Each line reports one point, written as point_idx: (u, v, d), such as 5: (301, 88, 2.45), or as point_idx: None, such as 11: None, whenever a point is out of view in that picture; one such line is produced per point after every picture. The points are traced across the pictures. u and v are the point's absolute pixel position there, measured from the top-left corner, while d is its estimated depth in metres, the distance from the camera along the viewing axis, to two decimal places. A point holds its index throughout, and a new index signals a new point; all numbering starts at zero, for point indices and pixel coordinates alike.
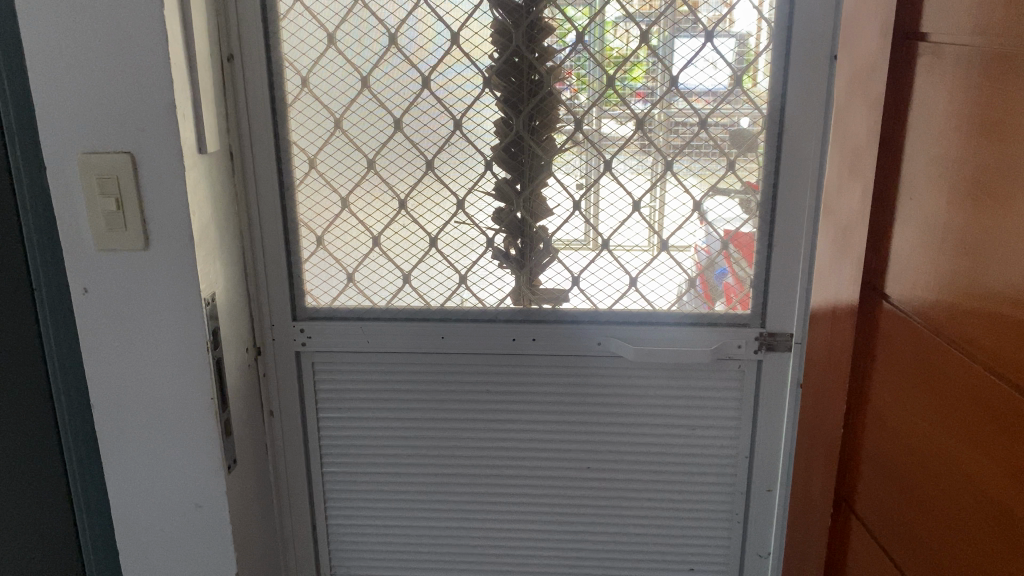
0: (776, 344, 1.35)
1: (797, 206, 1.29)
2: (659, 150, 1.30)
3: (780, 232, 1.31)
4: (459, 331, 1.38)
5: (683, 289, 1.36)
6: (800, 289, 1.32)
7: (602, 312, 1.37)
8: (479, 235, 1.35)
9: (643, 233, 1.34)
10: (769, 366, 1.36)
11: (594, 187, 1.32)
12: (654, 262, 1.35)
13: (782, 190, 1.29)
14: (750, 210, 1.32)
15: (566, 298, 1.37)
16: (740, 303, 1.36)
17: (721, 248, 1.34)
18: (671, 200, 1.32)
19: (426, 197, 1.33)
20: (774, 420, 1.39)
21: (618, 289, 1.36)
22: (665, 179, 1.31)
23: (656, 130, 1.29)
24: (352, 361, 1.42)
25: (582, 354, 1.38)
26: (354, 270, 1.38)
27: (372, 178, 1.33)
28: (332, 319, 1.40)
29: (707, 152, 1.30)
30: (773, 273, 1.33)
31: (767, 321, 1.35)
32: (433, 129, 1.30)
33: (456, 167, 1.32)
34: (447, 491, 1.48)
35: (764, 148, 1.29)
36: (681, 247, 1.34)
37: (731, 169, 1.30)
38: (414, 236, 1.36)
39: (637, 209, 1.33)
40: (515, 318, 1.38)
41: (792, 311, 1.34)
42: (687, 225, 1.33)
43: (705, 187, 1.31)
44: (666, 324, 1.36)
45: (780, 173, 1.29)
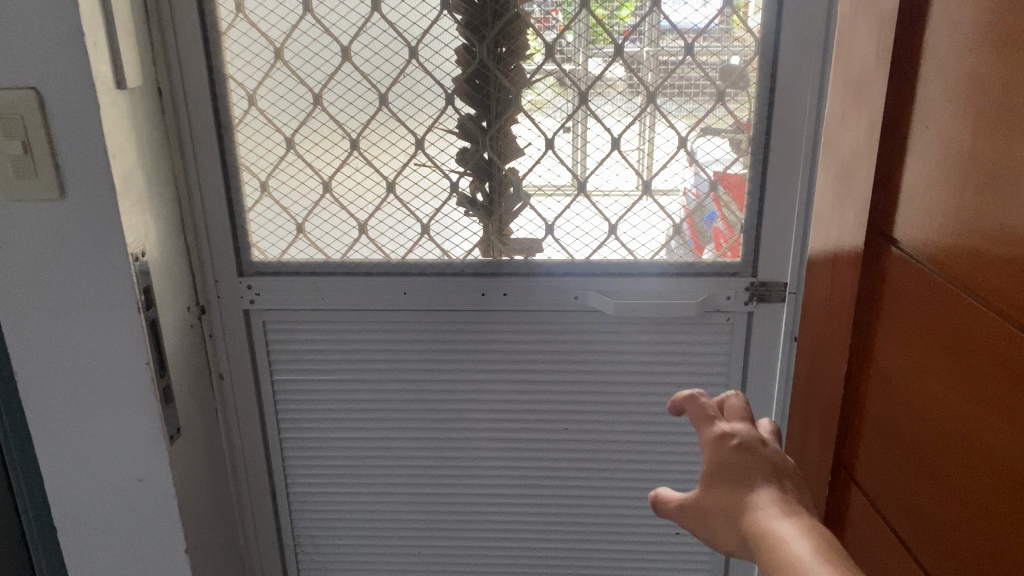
0: (769, 296, 1.23)
1: (795, 142, 1.16)
2: (641, 82, 1.16)
3: (776, 170, 1.18)
4: (422, 286, 1.26)
5: (667, 238, 1.23)
6: (797, 235, 1.20)
7: (580, 264, 1.25)
8: (441, 179, 1.22)
9: (623, 175, 1.21)
10: (761, 319, 1.25)
11: (577, 128, 1.18)
12: (636, 208, 1.22)
13: (778, 123, 1.16)
14: (744, 146, 1.19)
15: (539, 249, 1.25)
16: (731, 251, 1.23)
17: (709, 190, 1.21)
18: (654, 138, 1.19)
19: (380, 137, 1.20)
20: (765, 378, 1.29)
21: (597, 239, 1.24)
22: (647, 114, 1.18)
23: (636, 59, 1.15)
24: (307, 320, 1.30)
25: (558, 309, 1.26)
26: (304, 219, 1.24)
27: (320, 115, 1.19)
28: (283, 275, 1.27)
29: (696, 83, 1.16)
30: (766, 217, 1.20)
31: (761, 270, 1.22)
32: (385, 58, 1.16)
33: (413, 101, 1.18)
34: (414, 457, 1.38)
35: (760, 76, 1.15)
36: (665, 191, 1.21)
37: (721, 101, 1.17)
38: (369, 181, 1.22)
39: (616, 150, 1.19)
40: (483, 272, 1.26)
41: (788, 259, 1.22)
42: (672, 166, 1.20)
43: (693, 121, 1.18)
44: (650, 276, 1.24)
45: (777, 104, 1.15)
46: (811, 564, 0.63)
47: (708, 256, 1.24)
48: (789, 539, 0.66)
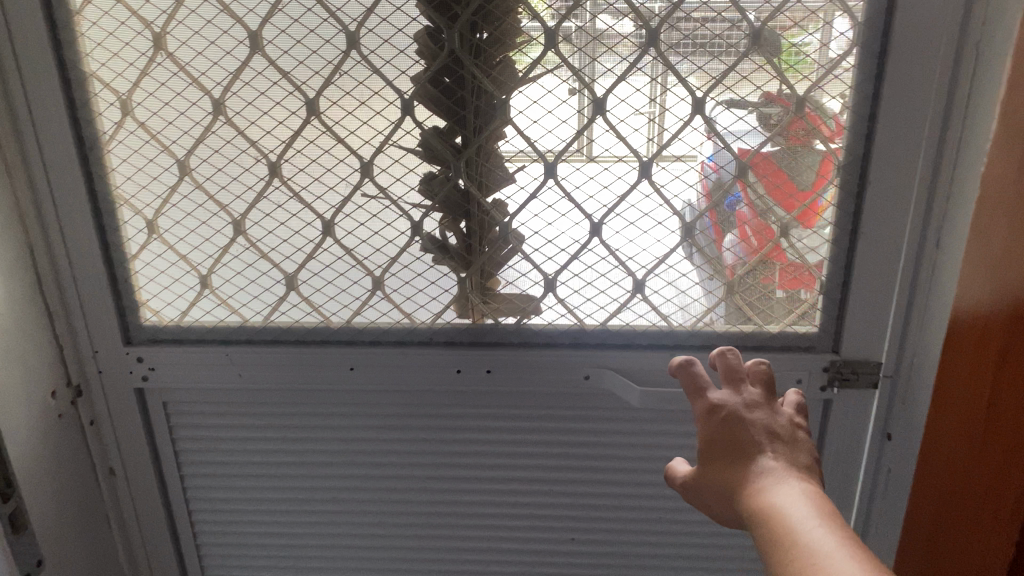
0: (857, 382, 0.89)
1: (906, 170, 0.81)
2: (682, 84, 0.79)
3: (875, 210, 0.82)
4: (376, 361, 0.92)
5: (716, 301, 0.88)
6: (900, 299, 0.85)
7: (591, 331, 0.91)
8: (398, 218, 0.86)
9: (656, 216, 0.84)
10: (840, 407, 0.91)
11: (581, 141, 0.82)
12: (673, 260, 0.86)
13: (881, 143, 0.80)
14: (829, 176, 0.83)
15: (537, 311, 0.90)
16: (801, 318, 0.89)
17: (779, 237, 0.84)
18: (700, 163, 0.82)
19: (310, 160, 0.84)
20: (843, 480, 0.95)
21: (616, 298, 0.89)
22: (691, 129, 0.81)
23: (676, 50, 0.78)
24: (222, 399, 0.96)
25: (562, 391, 0.92)
26: (210, 270, 0.89)
27: (223, 128, 0.83)
28: (186, 344, 0.93)
29: (764, 86, 0.79)
30: (857, 274, 0.85)
31: (846, 346, 0.88)
32: (312, 49, 0.80)
33: (355, 110, 0.82)
34: (374, 566, 1.06)
35: (857, 76, 0.79)
36: (716, 240, 0.85)
37: (802, 113, 0.80)
38: (296, 220, 0.87)
39: (645, 180, 0.83)
40: (459, 341, 0.92)
41: (886, 331, 0.87)
42: (726, 207, 0.83)
43: (760, 142, 0.81)
44: (688, 347, 0.90)
45: (882, 117, 0.79)
46: (807, 527, 0.52)
47: (773, 325, 0.89)
48: (786, 505, 0.55)
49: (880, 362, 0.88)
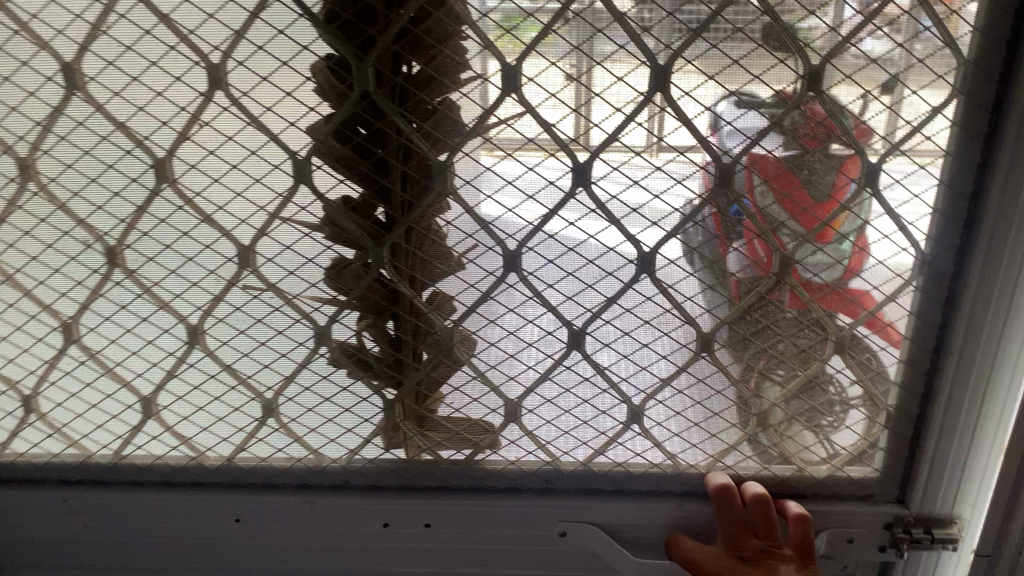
0: (934, 545, 0.65)
1: (1021, 270, 0.56)
2: (703, 147, 0.54)
3: (972, 324, 0.58)
4: (272, 511, 0.67)
5: (739, 434, 0.64)
6: (993, 436, 0.62)
7: (566, 472, 0.66)
8: (293, 323, 0.61)
9: (659, 325, 0.60)
10: (902, 574, 0.68)
11: (555, 224, 0.56)
12: (681, 382, 0.62)
13: (989, 235, 0.55)
14: (909, 275, 0.58)
15: (496, 445, 0.66)
16: (855, 459, 0.65)
17: (831, 353, 0.60)
18: (722, 257, 0.57)
19: (161, 246, 0.58)
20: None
21: (603, 430, 0.64)
22: (712, 213, 0.55)
23: (696, 98, 0.53)
24: (65, 560, 0.71)
25: (530, 551, 0.69)
26: (35, 389, 0.64)
27: (34, 201, 0.57)
28: (11, 487, 0.67)
29: (817, 151, 0.54)
30: (939, 403, 0.61)
31: (915, 497, 0.65)
32: (155, 89, 0.54)
33: (223, 177, 0.56)
34: None
35: (958, 137, 0.53)
36: (743, 355, 0.61)
37: (874, 189, 0.54)
38: (148, 326, 0.61)
39: (647, 276, 0.58)
40: (389, 483, 0.68)
41: (969, 477, 0.64)
42: (760, 313, 0.59)
43: (808, 229, 0.56)
44: (697, 494, 0.66)
45: (993, 198, 0.54)
46: None
47: (815, 465, 0.65)
48: None
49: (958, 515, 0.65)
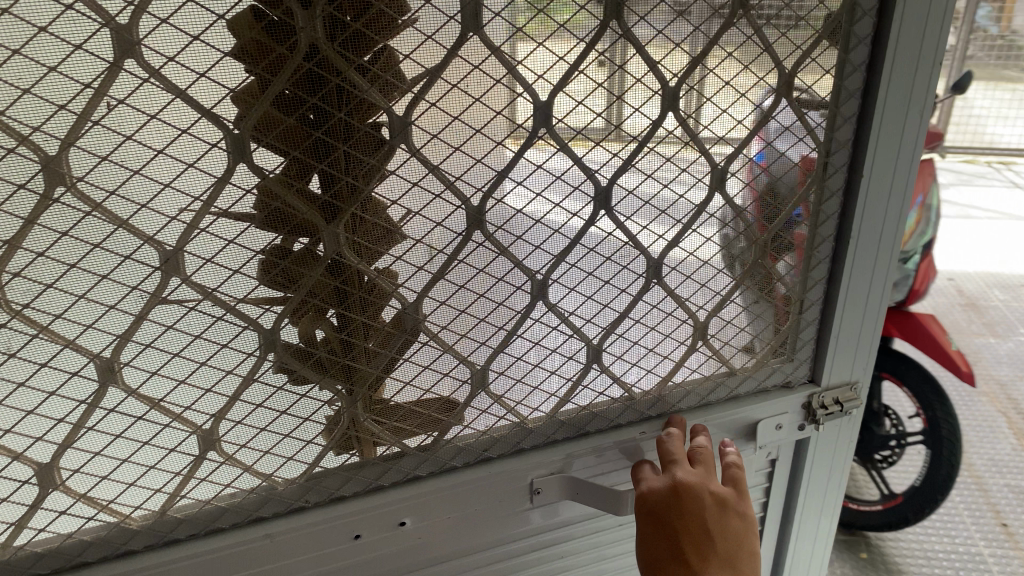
0: (841, 414, 0.75)
1: (899, 155, 0.64)
2: (654, 73, 0.52)
3: (865, 211, 0.66)
4: (226, 563, 0.58)
5: (687, 351, 0.67)
6: (877, 303, 0.72)
7: (533, 430, 0.65)
8: (239, 332, 0.52)
9: (619, 260, 0.59)
10: (813, 444, 0.77)
11: (520, 171, 0.52)
12: (637, 312, 0.63)
13: (879, 129, 0.62)
14: (816, 176, 0.63)
15: (459, 416, 0.62)
16: (778, 350, 0.71)
17: (756, 257, 0.64)
18: (676, 180, 0.57)
19: (64, 266, 0.46)
20: (813, 518, 0.83)
21: (569, 376, 0.64)
22: (663, 138, 0.55)
23: (650, 21, 0.51)
24: None
25: (502, 517, 0.67)
26: None
27: None
28: None
29: (752, 63, 0.55)
30: (841, 283, 0.68)
31: (824, 372, 0.74)
32: (47, 64, 0.40)
33: (147, 167, 0.44)
34: None
35: (854, 42, 0.58)
36: (685, 275, 0.62)
37: (791, 94, 0.58)
38: (50, 374, 0.48)
39: (605, 212, 0.56)
40: (350, 490, 0.61)
41: (861, 343, 0.74)
42: (700, 229, 0.61)
43: (744, 141, 0.58)
44: (650, 418, 0.70)
45: (881, 95, 0.61)
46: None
47: (745, 364, 0.70)
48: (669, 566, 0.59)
49: (852, 380, 0.76)
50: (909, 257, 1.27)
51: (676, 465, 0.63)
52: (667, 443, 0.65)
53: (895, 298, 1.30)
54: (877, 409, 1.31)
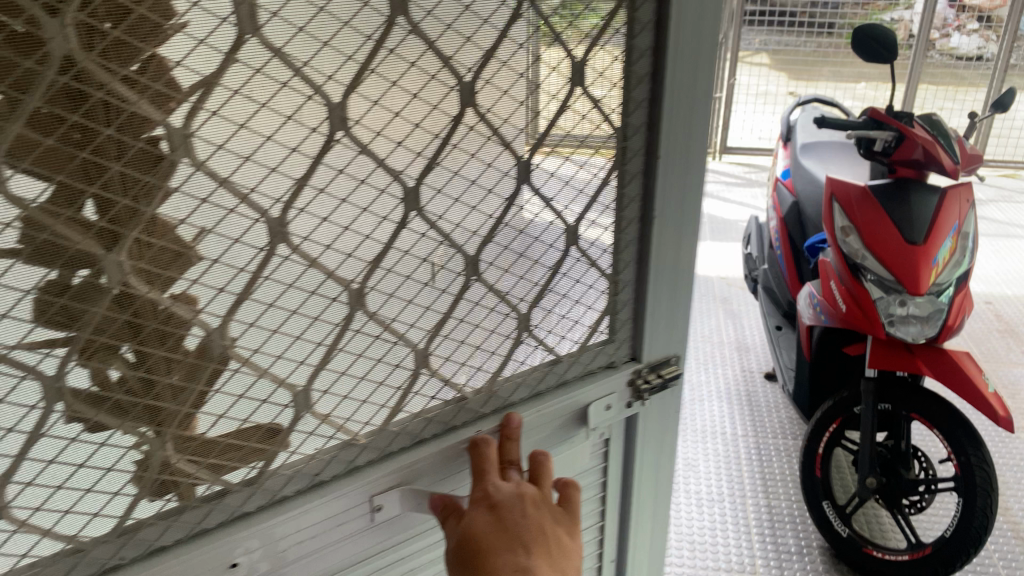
0: (665, 386, 0.77)
1: (691, 134, 0.65)
2: (448, 68, 0.50)
3: (667, 193, 0.66)
4: None
5: (512, 343, 0.65)
6: (686, 276, 0.73)
7: (367, 445, 0.61)
8: (16, 384, 0.43)
9: (437, 261, 0.56)
10: (642, 418, 0.79)
11: (322, 180, 0.47)
12: (460, 311, 0.60)
13: (669, 114, 0.63)
14: (614, 162, 0.63)
15: (286, 442, 0.56)
16: (593, 330, 0.71)
17: (565, 244, 0.64)
18: (482, 175, 0.55)
19: None
20: (650, 493, 0.86)
21: (398, 386, 0.60)
22: (462, 130, 0.52)
23: (435, 15, 0.48)
24: None
25: (343, 536, 0.63)
26: None
27: None
28: None
29: (538, 50, 0.54)
30: (651, 261, 0.70)
31: (645, 350, 0.75)
32: None
33: None
34: None
35: (638, 28, 0.59)
36: (502, 269, 0.61)
37: (577, 81, 0.58)
38: None
39: (416, 213, 0.52)
40: (171, 540, 0.55)
41: (676, 316, 0.76)
42: (513, 223, 0.59)
43: (539, 129, 0.57)
44: (485, 415, 0.67)
45: (668, 75, 0.61)
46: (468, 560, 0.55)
47: (570, 350, 0.70)
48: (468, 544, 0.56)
49: (671, 354, 0.78)
50: (943, 291, 1.19)
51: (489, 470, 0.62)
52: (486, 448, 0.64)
53: (930, 335, 1.18)
54: (907, 450, 1.24)
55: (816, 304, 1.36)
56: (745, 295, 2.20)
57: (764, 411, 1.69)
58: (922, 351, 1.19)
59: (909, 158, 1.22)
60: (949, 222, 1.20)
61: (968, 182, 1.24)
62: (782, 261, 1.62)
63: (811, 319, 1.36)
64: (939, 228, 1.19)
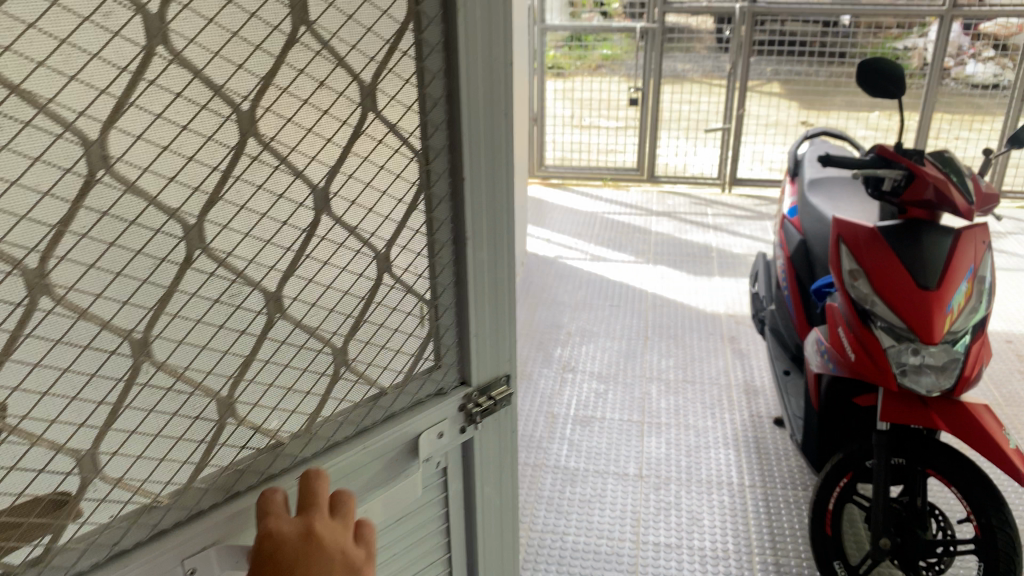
0: (495, 407, 0.79)
1: (492, 154, 0.70)
2: (220, 98, 0.50)
3: (473, 209, 0.70)
4: None
5: (330, 381, 0.65)
6: (506, 283, 0.77)
7: (172, 505, 0.57)
8: None
9: (230, 300, 0.55)
10: (477, 441, 0.79)
11: (80, 223, 0.46)
12: (264, 353, 0.59)
13: (467, 131, 0.67)
14: (420, 183, 0.66)
15: (84, 514, 0.52)
16: (420, 359, 0.72)
17: (378, 273, 0.65)
18: (274, 208, 0.55)
19: None
20: (496, 518, 0.86)
21: (202, 438, 0.57)
22: (244, 162, 0.53)
23: (200, 43, 0.48)
24: None
25: None
26: None
27: None
28: None
29: (326, 78, 0.56)
30: (470, 275, 0.72)
31: (473, 371, 0.76)
32: None
33: None
34: None
35: (426, 50, 0.62)
36: (308, 302, 0.60)
37: (370, 106, 0.60)
38: None
39: (201, 251, 0.52)
40: None
41: (500, 334, 0.78)
42: (316, 255, 0.59)
43: (337, 159, 0.58)
44: (306, 462, 0.64)
45: (464, 94, 0.65)
46: None
47: (393, 380, 0.70)
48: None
49: (498, 373, 0.80)
50: (959, 339, 1.11)
51: (315, 510, 0.56)
52: (313, 489, 0.58)
53: (944, 386, 1.10)
54: (924, 508, 1.15)
55: (824, 350, 1.29)
56: (754, 334, 2.11)
57: (773, 460, 1.60)
58: (938, 404, 1.11)
59: (920, 199, 1.16)
60: (964, 265, 1.13)
61: (984, 221, 1.16)
62: (790, 302, 1.55)
63: (819, 368, 1.29)
64: (954, 274, 1.12)
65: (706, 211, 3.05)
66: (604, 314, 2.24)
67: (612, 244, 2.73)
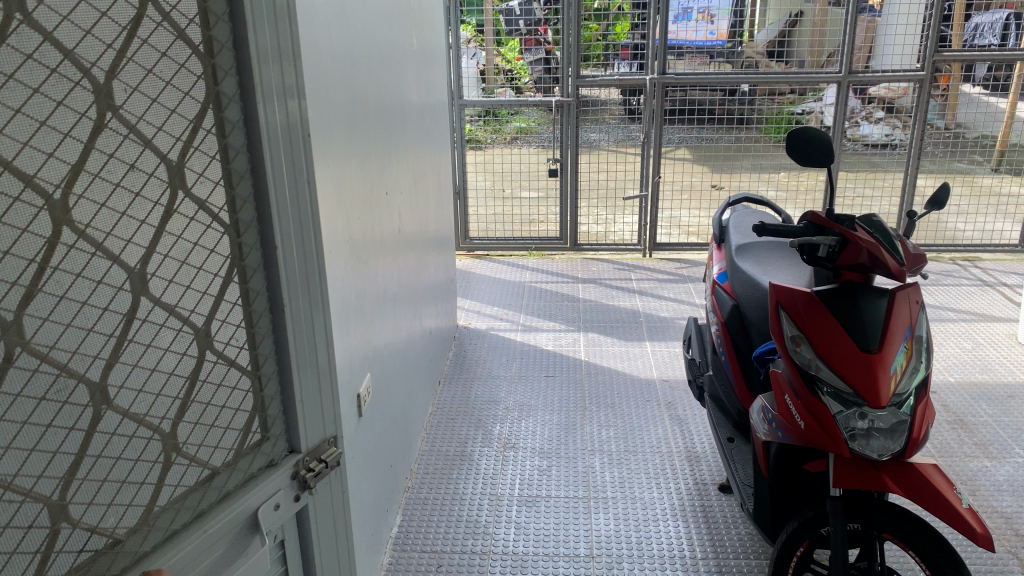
0: (327, 470, 0.86)
1: (302, 245, 0.80)
2: (32, 187, 0.55)
3: (290, 295, 0.79)
4: None
5: (162, 468, 0.69)
6: (324, 337, 0.86)
7: None
8: None
9: (58, 395, 0.59)
10: (312, 505, 0.86)
11: None
12: (96, 447, 0.63)
13: (274, 205, 0.75)
14: (232, 256, 0.74)
15: None
16: (249, 427, 0.79)
17: (199, 349, 0.73)
18: (95, 293, 0.61)
19: None
20: (335, 561, 0.92)
21: (36, 549, 0.59)
22: (63, 253, 0.58)
23: (11, 134, 0.53)
24: None
25: None
26: None
27: None
28: None
29: (135, 161, 0.63)
30: (291, 337, 0.80)
31: (300, 439, 0.83)
32: None
33: None
34: None
35: (232, 151, 0.71)
36: (135, 389, 0.66)
37: (177, 184, 0.67)
38: None
39: (21, 348, 0.56)
40: None
41: (323, 404, 0.86)
42: (138, 338, 0.66)
43: (149, 244, 0.66)
44: (148, 554, 0.67)
45: (267, 172, 0.74)
46: None
47: (225, 460, 0.76)
48: None
49: (325, 437, 0.87)
50: (903, 402, 1.12)
51: None
52: None
53: (891, 449, 1.10)
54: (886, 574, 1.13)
55: (770, 418, 1.29)
56: (688, 398, 2.12)
57: (722, 530, 1.58)
58: (889, 466, 1.11)
59: (855, 262, 1.18)
60: (901, 326, 1.15)
61: (917, 281, 1.18)
62: (727, 368, 1.56)
63: (766, 435, 1.28)
64: (892, 335, 1.14)
65: (630, 276, 3.07)
66: (541, 386, 2.21)
67: (541, 314, 2.72)
